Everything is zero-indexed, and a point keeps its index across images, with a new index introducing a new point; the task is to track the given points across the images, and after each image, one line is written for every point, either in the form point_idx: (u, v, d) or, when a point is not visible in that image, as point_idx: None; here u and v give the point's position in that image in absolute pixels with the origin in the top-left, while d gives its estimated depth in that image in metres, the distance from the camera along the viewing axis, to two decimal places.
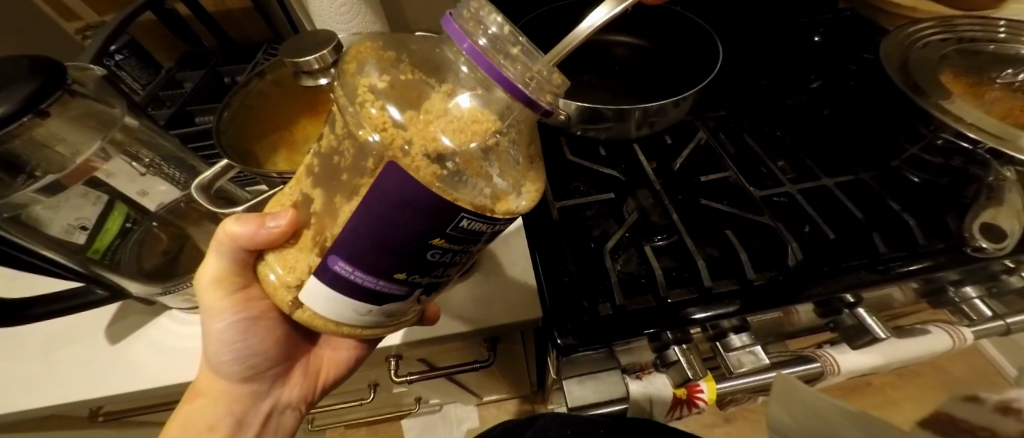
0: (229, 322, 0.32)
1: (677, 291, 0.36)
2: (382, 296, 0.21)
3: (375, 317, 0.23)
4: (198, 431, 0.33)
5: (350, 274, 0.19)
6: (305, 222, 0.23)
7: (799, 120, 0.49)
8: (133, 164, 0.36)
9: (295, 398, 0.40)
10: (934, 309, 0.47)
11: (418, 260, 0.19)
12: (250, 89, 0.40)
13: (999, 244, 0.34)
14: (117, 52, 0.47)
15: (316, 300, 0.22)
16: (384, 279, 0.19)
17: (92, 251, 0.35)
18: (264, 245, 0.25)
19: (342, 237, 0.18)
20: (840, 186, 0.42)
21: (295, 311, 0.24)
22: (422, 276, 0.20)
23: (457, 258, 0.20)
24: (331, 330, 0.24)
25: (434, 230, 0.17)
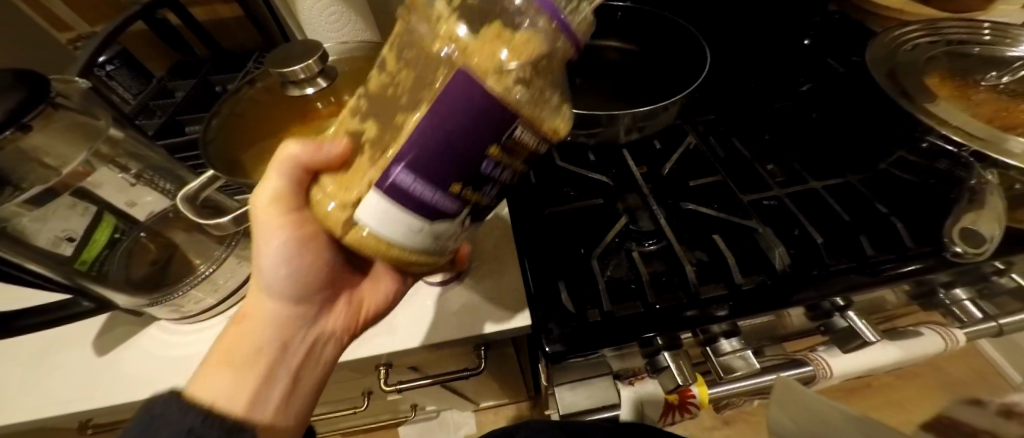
0: (283, 239, 0.30)
1: (665, 297, 0.36)
2: (437, 216, 0.19)
3: (427, 241, 0.21)
4: (243, 354, 0.30)
5: (411, 185, 0.18)
6: (359, 147, 0.23)
7: (788, 124, 0.49)
8: (121, 175, 0.36)
9: (340, 328, 0.36)
10: (925, 310, 0.47)
11: (472, 172, 0.18)
12: (240, 96, 0.42)
13: (979, 248, 0.34)
14: (108, 63, 0.47)
15: (371, 215, 0.19)
16: (441, 191, 0.18)
17: (79, 263, 0.35)
18: (321, 167, 0.25)
19: (405, 142, 0.17)
20: (828, 190, 0.42)
21: (346, 233, 0.21)
22: (473, 192, 0.20)
23: (499, 176, 0.20)
24: (379, 253, 0.21)
25: (497, 137, 0.17)
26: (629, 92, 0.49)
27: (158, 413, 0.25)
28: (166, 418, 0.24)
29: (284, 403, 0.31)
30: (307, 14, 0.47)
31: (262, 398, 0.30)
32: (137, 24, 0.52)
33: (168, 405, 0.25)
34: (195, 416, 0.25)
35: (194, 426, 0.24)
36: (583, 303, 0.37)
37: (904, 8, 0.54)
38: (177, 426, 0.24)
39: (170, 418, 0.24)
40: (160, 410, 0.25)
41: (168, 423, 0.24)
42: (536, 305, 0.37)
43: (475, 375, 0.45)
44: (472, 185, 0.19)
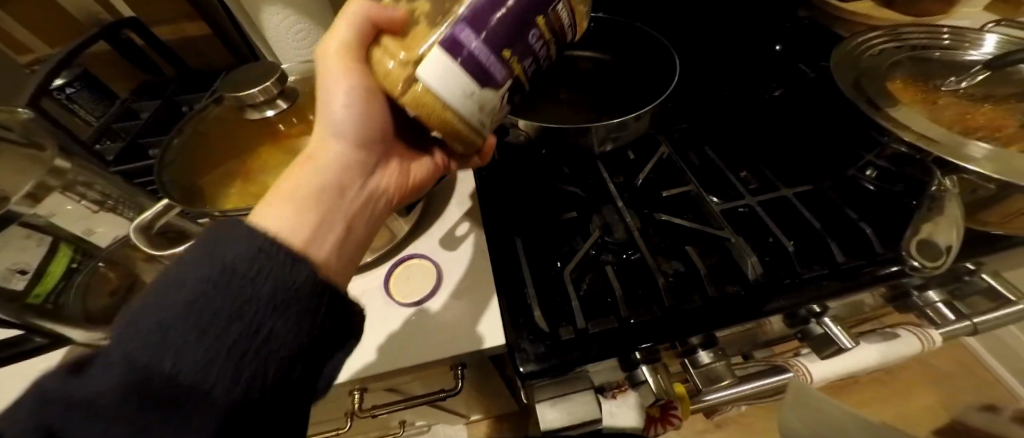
0: (354, 87, 0.28)
1: (639, 311, 0.36)
2: (488, 82, 0.23)
3: (473, 111, 0.24)
4: (305, 192, 0.27)
5: (473, 43, 0.22)
6: (414, 22, 0.24)
7: (760, 130, 0.49)
8: (79, 204, 0.35)
9: (393, 188, 0.34)
10: (901, 312, 0.47)
11: (523, 41, 0.24)
12: (206, 114, 0.39)
13: (937, 262, 0.32)
14: (67, 85, 0.46)
15: (432, 72, 0.22)
16: (497, 55, 0.23)
17: (32, 296, 0.34)
18: (385, 27, 0.25)
19: (469, 6, 0.22)
20: (799, 196, 0.42)
21: (403, 95, 0.23)
22: (517, 63, 0.24)
23: (535, 49, 0.25)
24: (431, 118, 0.23)
25: (538, 7, 0.23)
26: (603, 101, 0.49)
27: (221, 232, 0.22)
28: (231, 237, 0.21)
29: (341, 250, 0.27)
30: (273, 32, 0.46)
31: (322, 237, 0.26)
32: (98, 43, 0.50)
33: (233, 226, 0.22)
34: (262, 237, 0.22)
35: (263, 247, 0.21)
36: (557, 320, 0.36)
37: (870, 13, 0.55)
38: (245, 243, 0.21)
39: (238, 238, 0.21)
40: (224, 231, 0.22)
41: (235, 240, 0.21)
42: (510, 322, 0.36)
43: (452, 396, 0.44)
44: (517, 55, 0.24)
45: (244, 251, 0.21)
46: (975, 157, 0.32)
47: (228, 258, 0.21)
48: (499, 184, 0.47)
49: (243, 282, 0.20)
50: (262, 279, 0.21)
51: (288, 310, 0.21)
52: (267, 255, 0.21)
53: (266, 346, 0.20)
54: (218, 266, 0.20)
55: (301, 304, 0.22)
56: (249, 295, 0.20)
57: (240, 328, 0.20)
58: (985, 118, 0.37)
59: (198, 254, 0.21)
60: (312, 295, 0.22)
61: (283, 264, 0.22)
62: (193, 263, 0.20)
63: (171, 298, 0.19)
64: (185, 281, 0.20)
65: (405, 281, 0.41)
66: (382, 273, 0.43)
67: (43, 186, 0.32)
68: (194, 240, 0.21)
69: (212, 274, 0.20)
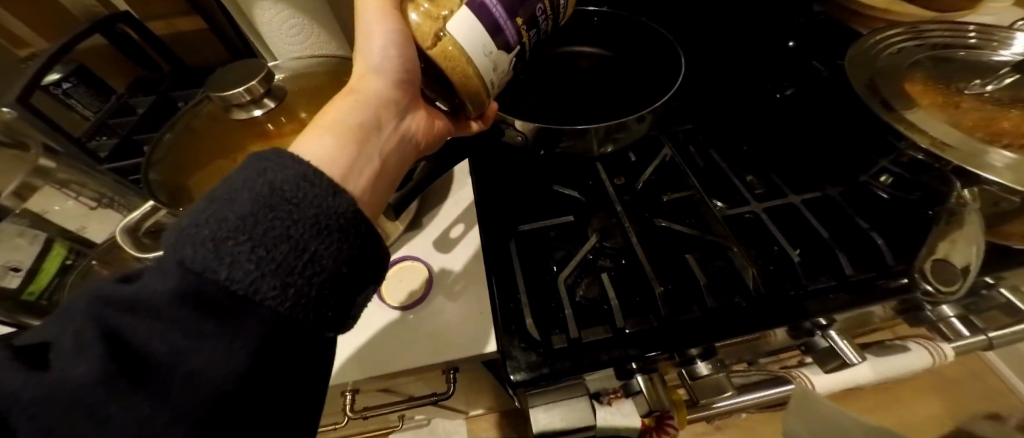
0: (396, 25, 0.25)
1: (635, 320, 0.35)
2: (504, 41, 0.25)
3: (489, 68, 0.25)
4: (343, 126, 0.24)
5: (492, 5, 0.24)
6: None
7: (767, 132, 0.47)
8: (76, 201, 0.39)
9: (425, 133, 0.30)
10: (911, 324, 0.45)
11: (532, 10, 0.26)
12: (199, 110, 0.38)
13: (951, 287, 0.30)
14: (64, 81, 0.46)
15: (462, 28, 0.23)
16: (512, 19, 0.25)
17: (28, 294, 0.33)
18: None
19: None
20: (808, 203, 0.40)
21: (436, 45, 0.24)
22: (526, 32, 0.27)
23: (542, 24, 0.28)
24: (459, 72, 0.25)
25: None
26: (605, 100, 0.47)
27: (270, 151, 0.20)
28: (279, 158, 0.19)
29: (375, 189, 0.25)
30: (267, 27, 0.45)
31: (358, 173, 0.24)
32: (94, 38, 0.50)
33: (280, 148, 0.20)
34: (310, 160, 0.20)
35: (308, 170, 0.19)
36: (549, 327, 0.35)
37: (889, 8, 0.52)
38: (293, 164, 0.19)
39: (286, 159, 0.19)
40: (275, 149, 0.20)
41: (284, 161, 0.19)
42: (502, 329, 0.35)
43: (445, 400, 0.44)
44: (528, 23, 0.26)
45: (292, 171, 0.19)
46: (996, 166, 0.30)
47: (275, 177, 0.19)
48: (495, 185, 0.46)
49: (290, 202, 0.18)
50: (309, 201, 0.19)
51: (335, 235, 0.19)
52: (314, 180, 0.19)
53: (313, 269, 0.18)
54: (266, 184, 0.18)
55: (347, 230, 0.19)
56: (296, 216, 0.18)
57: (288, 247, 0.18)
58: (1010, 124, 0.35)
59: (248, 173, 0.19)
60: (357, 223, 0.20)
61: (328, 190, 0.19)
62: (241, 180, 0.18)
63: (219, 212, 0.17)
64: (233, 197, 0.18)
65: (398, 283, 0.40)
66: None
67: None
68: (246, 158, 0.19)
69: (259, 192, 0.18)
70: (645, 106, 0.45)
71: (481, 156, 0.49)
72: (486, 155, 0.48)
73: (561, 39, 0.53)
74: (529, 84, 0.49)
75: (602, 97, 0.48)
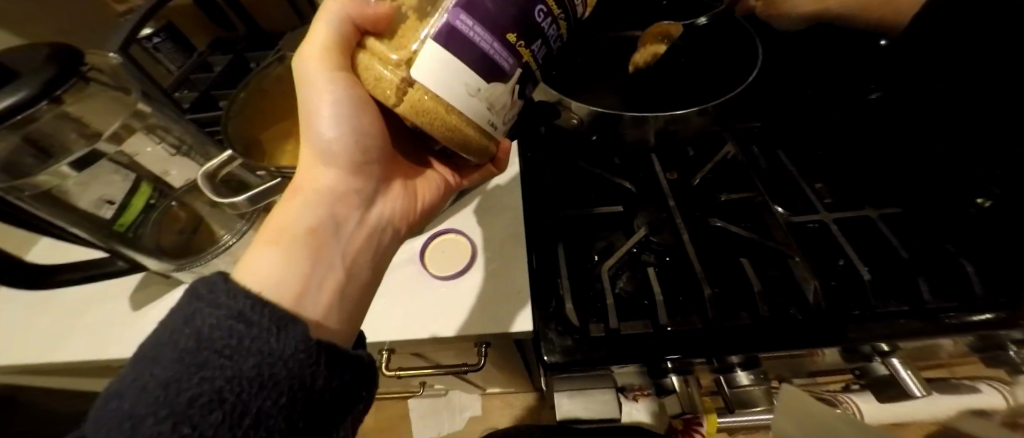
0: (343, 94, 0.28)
1: (679, 320, 0.33)
2: (493, 68, 0.23)
3: (479, 108, 0.23)
4: (298, 234, 0.29)
5: (470, 30, 0.21)
6: (403, 16, 0.22)
7: (844, 138, 0.43)
8: (161, 146, 0.39)
9: (393, 212, 0.36)
10: (985, 364, 0.41)
11: (528, 21, 0.23)
12: (269, 72, 0.41)
13: None
14: (154, 36, 0.50)
15: (434, 70, 0.21)
16: (499, 39, 0.22)
17: (118, 225, 0.37)
18: (368, 28, 0.25)
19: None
20: (885, 219, 0.37)
21: (401, 101, 0.23)
22: (525, 48, 0.24)
23: (544, 29, 0.24)
24: (436, 126, 0.23)
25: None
26: (666, 90, 0.45)
27: (209, 293, 0.24)
28: (216, 301, 0.23)
29: (340, 295, 0.29)
30: None
31: (316, 287, 0.28)
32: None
33: (215, 286, 0.24)
34: (245, 300, 0.24)
35: (245, 310, 0.23)
36: (587, 316, 0.35)
37: None
38: (224, 311, 0.23)
39: (221, 302, 0.23)
40: (211, 290, 0.24)
41: (216, 308, 0.23)
42: (539, 312, 0.35)
43: (474, 371, 0.45)
44: (525, 38, 0.23)
45: (222, 322, 0.23)
46: None
47: (208, 329, 0.23)
48: (542, 168, 0.45)
49: (219, 359, 0.22)
50: (242, 350, 0.22)
51: (275, 384, 0.23)
52: (249, 322, 0.23)
53: (252, 427, 0.22)
54: (197, 338, 0.22)
55: (286, 374, 0.23)
56: (228, 372, 0.22)
57: (220, 412, 0.21)
58: None
59: (182, 324, 0.23)
60: (297, 362, 0.23)
61: (266, 333, 0.23)
62: (174, 336, 0.22)
63: (148, 381, 0.21)
64: (165, 358, 0.22)
65: (441, 254, 0.43)
66: (417, 244, 0.44)
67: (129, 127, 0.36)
68: (176, 307, 0.24)
69: (191, 349, 0.22)
70: (711, 98, 0.43)
71: (530, 138, 0.48)
72: (535, 138, 0.48)
73: (625, 23, 0.51)
74: (588, 69, 0.48)
75: (663, 87, 0.45)
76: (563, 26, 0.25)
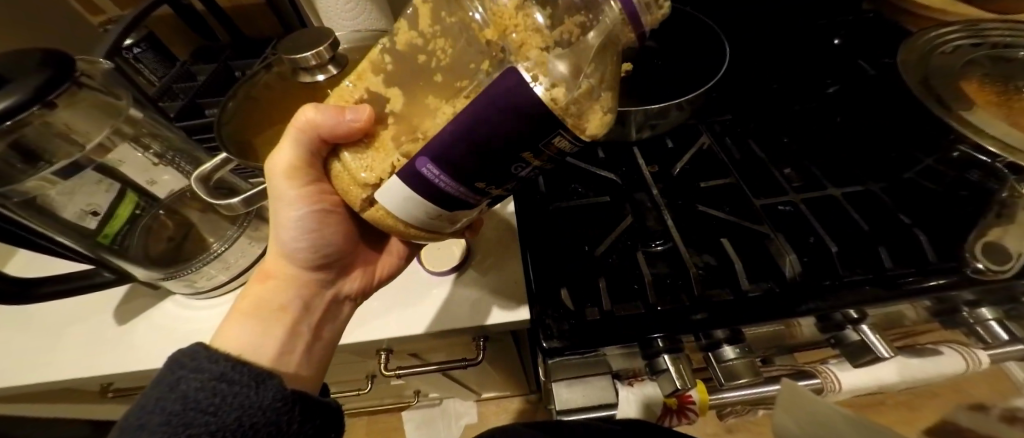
0: (304, 212, 0.31)
1: (668, 300, 0.35)
2: (452, 205, 0.22)
3: (438, 224, 0.24)
4: (270, 310, 0.33)
5: (435, 178, 0.20)
6: (385, 126, 0.23)
7: (808, 128, 0.47)
8: (143, 154, 0.38)
9: (354, 285, 0.39)
10: (947, 328, 0.44)
11: (502, 170, 0.20)
12: (257, 80, 0.43)
13: (1004, 265, 0.33)
14: (135, 46, 0.51)
15: (391, 202, 0.22)
16: (465, 185, 0.20)
17: (103, 236, 0.37)
18: (340, 142, 0.25)
19: (432, 137, 0.19)
20: (848, 197, 0.40)
21: (368, 209, 0.25)
22: (496, 189, 0.22)
23: (519, 175, 0.21)
24: (397, 231, 0.25)
25: (531, 143, 0.18)
26: (638, 90, 0.49)
27: (190, 362, 0.26)
28: (198, 367, 0.26)
29: (310, 357, 0.34)
30: (325, 3, 0.47)
31: (288, 353, 0.32)
32: (162, 8, 0.55)
33: (197, 355, 0.26)
34: (224, 363, 0.26)
35: (226, 371, 0.26)
36: (583, 300, 0.36)
37: (944, 9, 0.51)
38: (205, 375, 0.25)
39: (203, 367, 0.26)
40: (191, 360, 0.26)
41: (198, 373, 0.25)
42: (537, 301, 0.36)
43: (473, 366, 0.46)
44: (496, 184, 0.21)
45: (205, 383, 0.25)
46: None
47: (191, 392, 0.24)
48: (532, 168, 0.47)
49: (202, 416, 0.24)
50: (225, 406, 0.25)
51: (256, 433, 0.25)
52: (230, 381, 0.26)
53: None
54: (182, 401, 0.24)
55: (266, 423, 0.25)
56: (212, 427, 0.24)
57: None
58: None
59: (162, 392, 0.25)
60: (275, 411, 0.26)
61: (247, 388, 0.26)
62: (159, 402, 0.24)
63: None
64: (153, 422, 0.23)
65: (436, 251, 0.44)
66: None
67: (118, 133, 0.35)
68: (158, 378, 0.26)
69: (176, 411, 0.24)
70: (684, 94, 0.46)
71: None
72: None
73: None
74: None
75: (636, 87, 0.49)
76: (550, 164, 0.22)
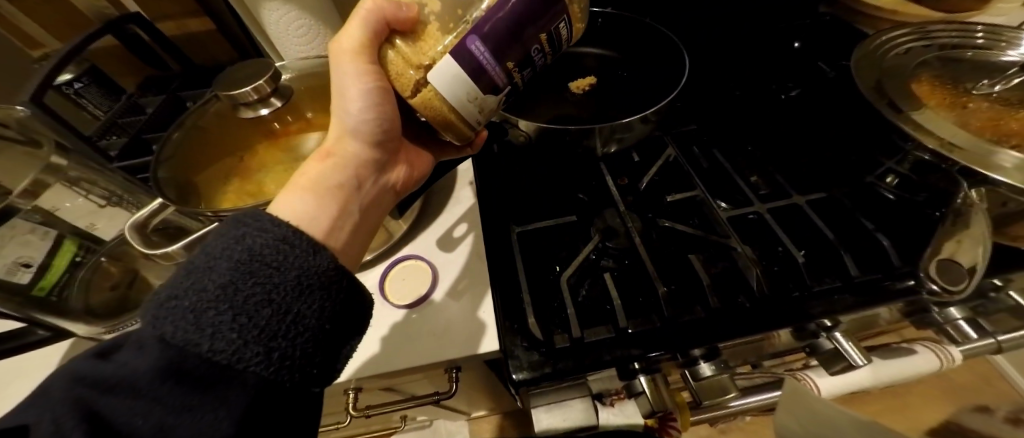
0: (367, 90, 0.29)
1: (637, 320, 0.34)
2: (490, 86, 0.26)
3: (472, 111, 0.27)
4: (328, 187, 0.30)
5: (481, 55, 0.24)
6: (426, 21, 0.26)
7: (771, 134, 0.47)
8: (88, 198, 0.39)
9: (399, 181, 0.36)
10: (918, 327, 0.45)
11: (528, 52, 0.26)
12: (206, 109, 0.39)
13: (958, 285, 0.29)
14: (76, 80, 0.47)
15: (441, 80, 0.24)
16: (500, 64, 0.25)
17: (38, 289, 0.34)
18: (398, 27, 0.26)
19: (478, 20, 0.24)
20: (811, 204, 0.40)
21: (417, 95, 0.26)
22: (518, 73, 0.27)
23: (537, 60, 0.28)
24: (439, 116, 0.27)
25: (548, 23, 0.26)
26: (602, 103, 0.49)
27: (252, 222, 0.24)
28: (261, 226, 0.23)
29: (354, 242, 0.30)
30: (275, 29, 0.45)
31: (337, 229, 0.29)
32: (107, 38, 0.52)
33: (256, 216, 0.24)
34: (286, 227, 0.24)
35: (288, 234, 0.23)
36: (552, 326, 0.35)
37: (897, 9, 0.52)
38: (268, 234, 0.23)
39: (266, 227, 0.23)
40: (251, 220, 0.24)
41: (261, 231, 0.23)
42: (504, 328, 0.35)
43: (447, 398, 0.44)
44: (519, 66, 0.27)
45: (268, 240, 0.23)
46: (1004, 166, 0.30)
47: (255, 244, 0.23)
48: (500, 189, 0.46)
49: (266, 269, 0.22)
50: (287, 263, 0.23)
51: (311, 295, 0.23)
52: (292, 244, 0.23)
53: (294, 329, 0.22)
54: (248, 252, 0.22)
55: (321, 288, 0.23)
56: (275, 280, 0.22)
57: (270, 310, 0.21)
58: (1019, 125, 0.35)
59: (224, 242, 0.23)
60: (329, 279, 0.24)
61: (305, 252, 0.23)
62: (225, 252, 0.22)
63: (202, 284, 0.21)
64: (217, 266, 0.22)
65: (402, 281, 0.41)
66: (377, 272, 0.43)
67: (42, 182, 0.35)
68: (218, 231, 0.23)
69: (242, 260, 0.22)
70: (642, 109, 0.46)
71: (483, 155, 0.50)
72: (487, 154, 0.50)
73: None
74: (534, 88, 0.51)
75: (600, 100, 0.49)
76: (552, 56, 0.29)
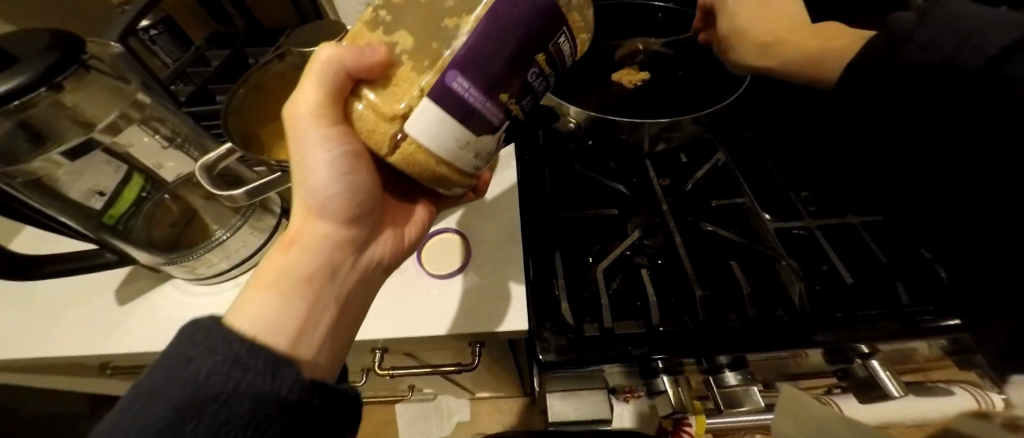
0: (336, 157, 0.27)
1: (670, 319, 0.34)
2: (483, 126, 0.23)
3: (465, 156, 0.24)
4: (295, 280, 0.28)
5: (464, 92, 0.21)
6: (399, 61, 0.23)
7: (828, 150, 0.46)
8: (155, 137, 0.40)
9: (381, 253, 0.34)
10: (961, 367, 0.43)
11: (524, 78, 0.23)
12: (269, 69, 0.42)
13: None
14: (152, 28, 0.50)
15: (421, 130, 0.21)
16: (491, 98, 0.22)
17: (107, 217, 0.37)
18: (364, 75, 0.24)
19: (457, 51, 0.20)
20: (867, 226, 0.39)
21: (394, 153, 0.23)
22: (515, 104, 0.24)
23: (536, 86, 0.24)
24: (428, 170, 0.24)
25: (544, 43, 0.22)
26: (656, 95, 0.48)
27: (203, 339, 0.23)
28: (211, 345, 0.22)
29: (331, 340, 0.28)
30: None
31: (309, 330, 0.27)
32: None
33: (210, 331, 0.23)
34: (239, 344, 0.23)
35: (240, 353, 0.22)
36: (582, 315, 0.35)
37: None
38: (218, 357, 0.22)
39: (216, 347, 0.22)
40: (203, 336, 0.23)
41: (211, 352, 0.22)
42: (533, 311, 0.36)
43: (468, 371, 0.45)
44: (515, 96, 0.23)
45: (218, 367, 0.22)
46: None
47: (203, 371, 0.22)
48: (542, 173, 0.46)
49: (213, 404, 0.21)
50: (237, 396, 0.21)
51: (267, 427, 0.22)
52: (245, 366, 0.22)
53: None
54: (194, 383, 0.21)
55: (279, 417, 0.22)
56: (224, 416, 0.21)
57: None
58: None
59: (173, 370, 0.22)
60: (289, 404, 0.22)
61: (261, 374, 0.22)
62: (172, 382, 0.21)
63: (145, 423, 0.20)
64: (162, 399, 0.21)
65: (437, 252, 0.43)
66: None
67: (125, 117, 0.36)
68: (169, 353, 0.23)
69: (187, 392, 0.21)
70: (699, 107, 0.46)
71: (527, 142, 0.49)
72: (532, 138, 0.49)
73: (627, 33, 0.54)
74: (586, 77, 0.51)
75: (654, 92, 0.49)
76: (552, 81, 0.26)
